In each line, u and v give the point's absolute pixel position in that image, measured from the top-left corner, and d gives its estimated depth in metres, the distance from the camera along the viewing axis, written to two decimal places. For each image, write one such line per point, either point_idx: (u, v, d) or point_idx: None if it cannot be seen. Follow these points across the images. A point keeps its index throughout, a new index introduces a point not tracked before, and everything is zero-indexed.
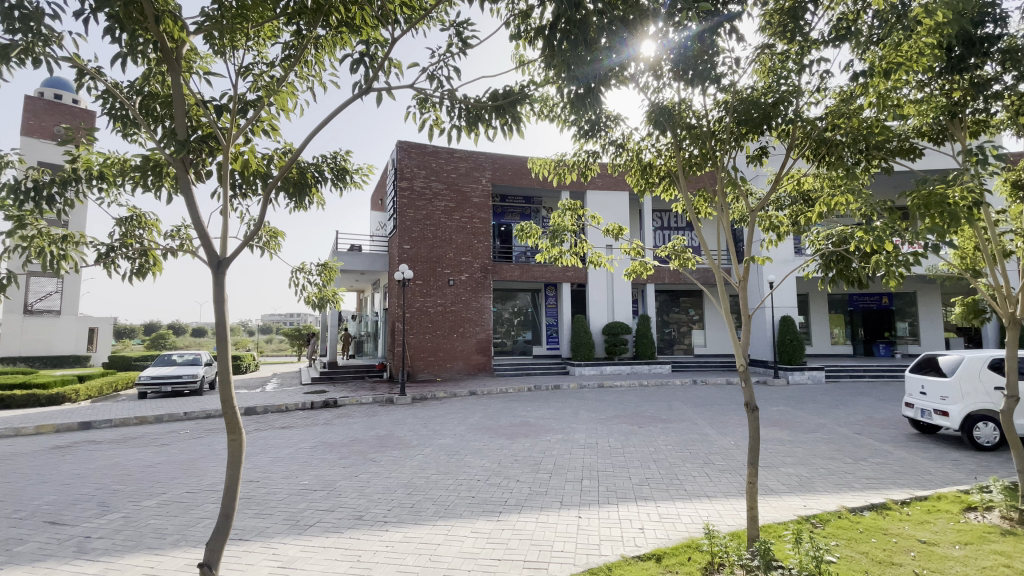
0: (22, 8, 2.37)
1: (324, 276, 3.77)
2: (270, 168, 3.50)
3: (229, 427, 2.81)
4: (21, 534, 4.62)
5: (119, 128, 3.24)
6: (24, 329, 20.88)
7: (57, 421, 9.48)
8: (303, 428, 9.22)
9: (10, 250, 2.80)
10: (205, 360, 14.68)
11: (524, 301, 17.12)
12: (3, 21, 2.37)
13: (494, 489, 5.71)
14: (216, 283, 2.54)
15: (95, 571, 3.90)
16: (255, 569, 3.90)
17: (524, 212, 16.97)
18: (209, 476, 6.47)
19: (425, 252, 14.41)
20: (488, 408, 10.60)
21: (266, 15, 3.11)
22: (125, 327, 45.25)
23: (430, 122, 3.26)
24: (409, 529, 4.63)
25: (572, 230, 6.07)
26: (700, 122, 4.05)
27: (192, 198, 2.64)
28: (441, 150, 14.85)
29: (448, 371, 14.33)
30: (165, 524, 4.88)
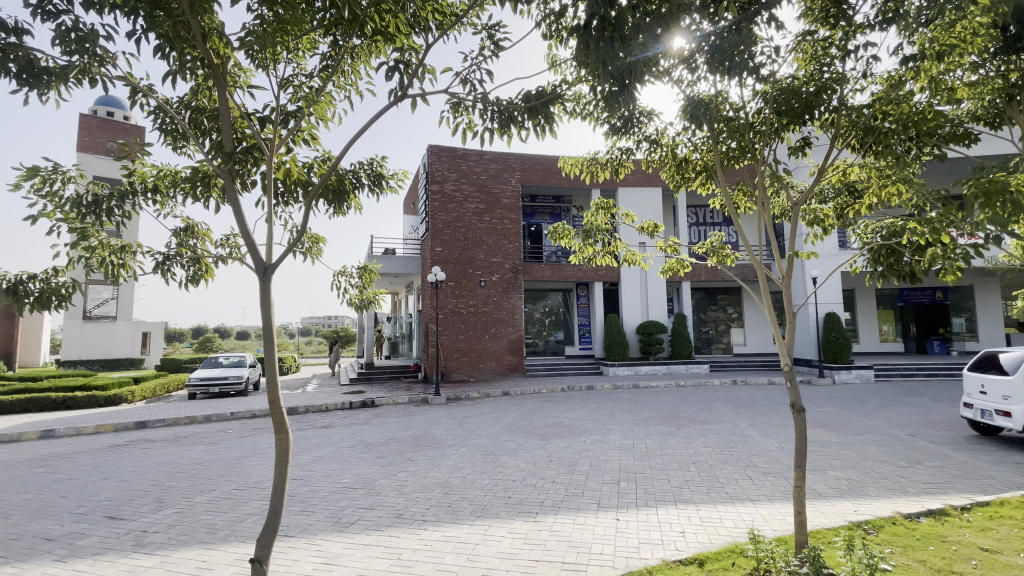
0: (78, 31, 2.52)
1: (364, 279, 3.85)
2: (309, 175, 3.60)
3: (276, 427, 2.89)
4: (85, 528, 4.91)
5: (170, 142, 3.38)
6: (85, 334, 22.24)
7: (116, 421, 10.04)
8: (343, 428, 9.45)
9: (75, 261, 2.98)
10: (249, 361, 15.26)
11: (556, 301, 17.05)
12: (61, 44, 2.51)
13: (529, 490, 5.71)
14: (263, 289, 2.62)
15: (152, 563, 4.11)
16: (301, 565, 4.02)
17: (554, 212, 16.91)
18: (255, 474, 6.71)
19: (457, 252, 14.55)
20: (522, 408, 10.60)
21: (304, 27, 3.19)
22: (176, 331, 47.60)
23: (463, 125, 3.26)
24: (447, 529, 4.68)
25: (606, 229, 6.04)
26: (738, 114, 3.93)
27: (239, 207, 2.74)
28: (471, 152, 14.96)
29: (481, 371, 14.43)
30: (215, 520, 5.09)
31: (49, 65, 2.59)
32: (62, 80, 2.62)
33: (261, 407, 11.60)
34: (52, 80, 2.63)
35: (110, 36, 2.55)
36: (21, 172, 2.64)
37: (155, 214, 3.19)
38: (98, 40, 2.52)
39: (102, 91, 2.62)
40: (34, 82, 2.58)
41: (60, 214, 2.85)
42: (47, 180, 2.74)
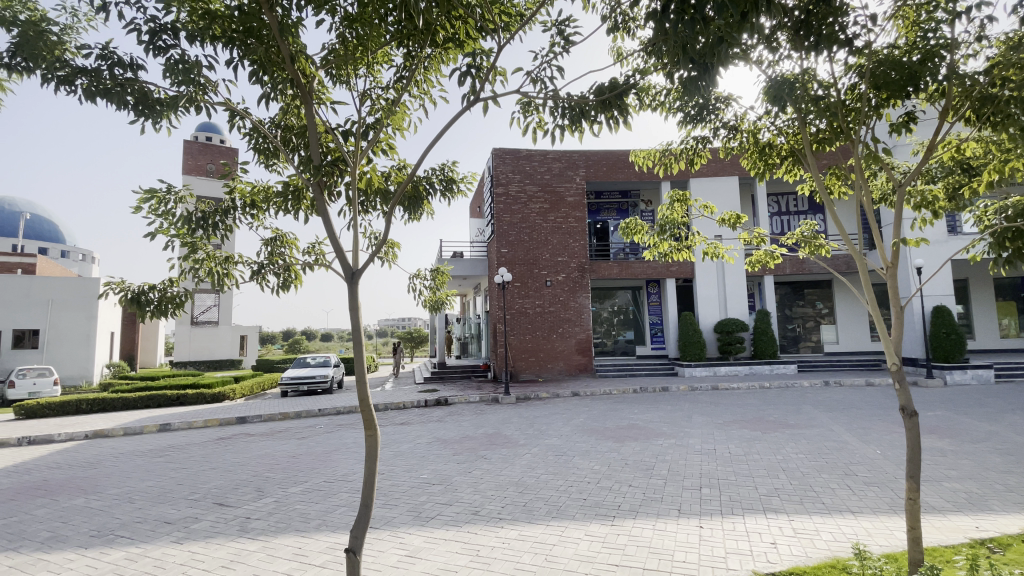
0: (184, 63, 2.77)
1: (437, 280, 3.94)
2: (387, 183, 3.72)
3: (366, 424, 3.00)
4: (198, 513, 5.43)
5: (263, 160, 3.64)
6: (193, 337, 24.73)
7: (220, 416, 11.06)
8: (420, 426, 9.77)
9: (187, 272, 3.32)
10: (333, 361, 16.26)
11: (625, 299, 16.65)
12: (171, 76, 2.77)
13: (605, 493, 5.59)
14: (351, 292, 2.76)
15: (255, 548, 4.47)
16: (386, 556, 4.19)
17: (621, 208, 16.56)
18: (340, 467, 7.11)
19: (523, 253, 14.61)
20: (594, 409, 10.43)
21: (379, 42, 3.32)
22: (268, 335, 51.72)
23: (533, 124, 3.22)
24: (524, 528, 4.69)
25: (684, 221, 5.83)
26: (828, 92, 3.61)
27: (327, 216, 2.89)
28: (534, 152, 14.96)
29: (550, 371, 14.39)
30: (308, 509, 5.45)
31: (160, 95, 2.87)
32: (171, 109, 2.90)
33: (345, 404, 12.30)
34: (163, 109, 2.91)
35: (211, 65, 2.79)
36: (142, 195, 2.96)
37: (251, 227, 3.41)
38: (201, 70, 2.76)
39: (204, 116, 2.87)
40: (150, 112, 2.87)
41: (173, 231, 3.15)
42: (163, 201, 3.04)
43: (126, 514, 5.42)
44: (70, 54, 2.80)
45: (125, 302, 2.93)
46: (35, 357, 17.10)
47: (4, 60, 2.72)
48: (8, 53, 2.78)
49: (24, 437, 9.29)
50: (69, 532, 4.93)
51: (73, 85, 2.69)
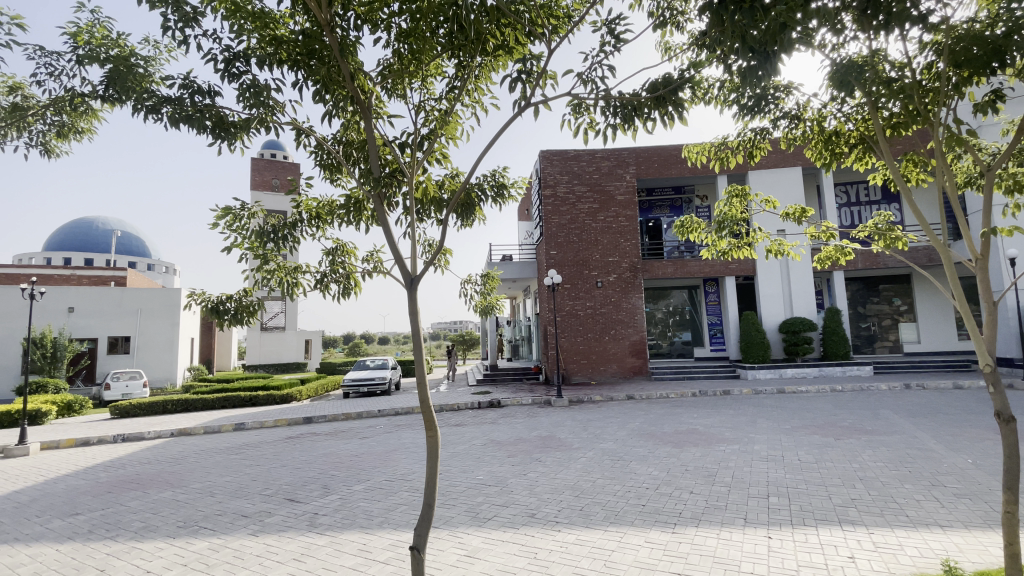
0: (255, 88, 2.96)
1: (487, 285, 3.98)
2: (441, 191, 3.79)
3: (427, 424, 3.06)
4: (270, 507, 5.78)
5: (328, 175, 3.82)
6: (263, 342, 26.32)
7: (288, 416, 11.71)
8: (475, 427, 9.92)
9: (261, 282, 3.55)
10: (390, 364, 16.85)
11: (681, 299, 16.18)
12: (244, 100, 2.97)
13: (665, 499, 5.44)
14: (410, 298, 2.83)
15: (323, 542, 4.70)
16: (445, 555, 4.29)
17: (674, 204, 16.11)
18: (400, 467, 7.33)
19: (572, 255, 14.52)
20: (650, 413, 10.19)
21: (432, 54, 3.41)
22: (330, 338, 54.16)
23: (584, 125, 3.16)
24: (581, 533, 4.65)
25: (744, 217, 5.63)
26: (901, 74, 3.37)
27: (386, 225, 2.98)
28: (582, 152, 14.82)
29: (603, 374, 14.19)
30: (371, 507, 5.66)
31: (235, 118, 3.10)
32: (245, 129, 3.13)
33: (403, 405, 12.69)
34: (237, 130, 3.15)
35: (277, 89, 2.97)
36: (217, 212, 3.17)
37: (314, 238, 3.55)
38: (269, 94, 2.94)
39: (273, 137, 3.08)
40: (226, 135, 3.10)
41: (246, 244, 3.37)
42: (237, 217, 3.25)
43: (208, 508, 5.85)
44: (154, 86, 3.05)
45: (206, 310, 3.17)
46: (126, 362, 18.84)
47: (101, 93, 3.03)
48: (105, 87, 3.09)
49: (119, 435, 10.23)
50: (158, 523, 5.38)
51: (158, 112, 2.94)
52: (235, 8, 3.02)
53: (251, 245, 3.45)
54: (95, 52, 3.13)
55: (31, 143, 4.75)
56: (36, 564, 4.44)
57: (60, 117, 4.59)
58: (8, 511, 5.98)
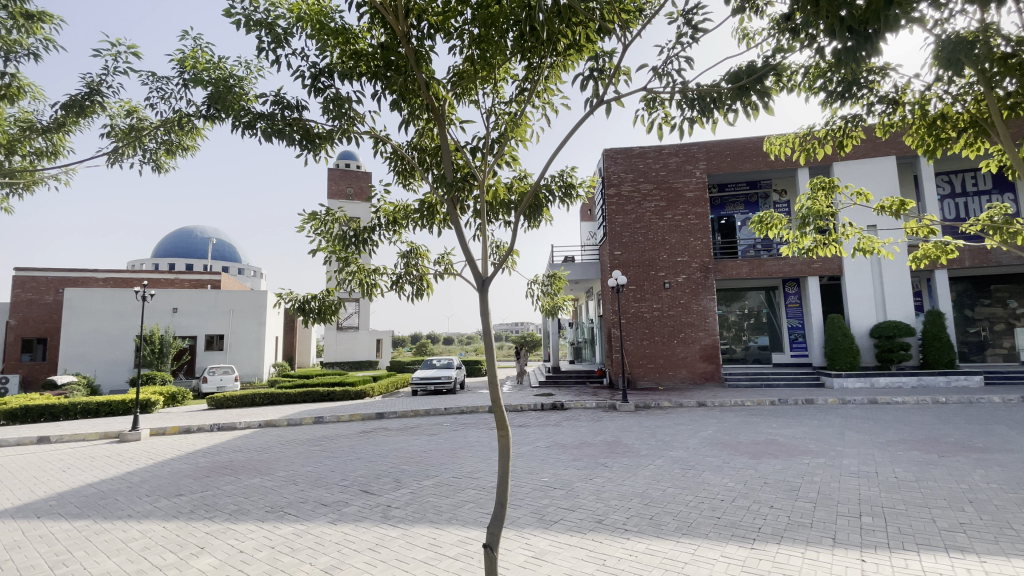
0: (337, 101, 3.12)
1: (554, 285, 3.94)
2: (510, 193, 3.77)
3: (498, 424, 3.03)
4: (347, 498, 6.08)
5: (402, 180, 3.92)
6: (339, 341, 27.89)
7: (361, 411, 12.32)
8: (539, 428, 9.95)
9: (342, 283, 3.72)
10: (455, 363, 17.29)
11: (757, 301, 15.31)
12: (328, 113, 3.13)
13: (743, 512, 5.15)
14: (482, 299, 2.81)
15: (396, 534, 4.88)
16: (513, 555, 4.31)
17: (749, 200, 15.31)
18: (466, 465, 7.47)
19: (638, 255, 14.16)
20: (723, 421, 9.71)
21: (502, 57, 3.41)
22: (398, 338, 56.35)
23: (659, 120, 3.02)
24: (652, 542, 4.51)
25: (830, 212, 5.22)
26: (1022, 48, 3.00)
27: (458, 227, 3.00)
28: (648, 149, 14.41)
29: (672, 379, 13.70)
30: (440, 502, 5.81)
31: (319, 130, 3.30)
32: (328, 140, 3.32)
33: (468, 405, 12.95)
34: (320, 141, 3.34)
35: (357, 100, 3.10)
36: (304, 218, 3.40)
37: (390, 242, 3.64)
38: (350, 106, 3.09)
39: (354, 147, 3.24)
40: (311, 146, 3.30)
41: (329, 247, 3.57)
42: (321, 222, 3.46)
43: (291, 495, 6.26)
44: (249, 103, 3.30)
45: (294, 309, 3.39)
46: (220, 358, 20.63)
47: (205, 112, 3.33)
48: (208, 108, 3.39)
49: (215, 424, 11.23)
50: (248, 507, 5.83)
51: (253, 128, 3.18)
52: (320, 27, 3.22)
53: (334, 249, 3.62)
54: (199, 75, 3.43)
55: (145, 161, 5.31)
56: (146, 538, 4.93)
57: (169, 136, 5.09)
58: (124, 490, 6.70)
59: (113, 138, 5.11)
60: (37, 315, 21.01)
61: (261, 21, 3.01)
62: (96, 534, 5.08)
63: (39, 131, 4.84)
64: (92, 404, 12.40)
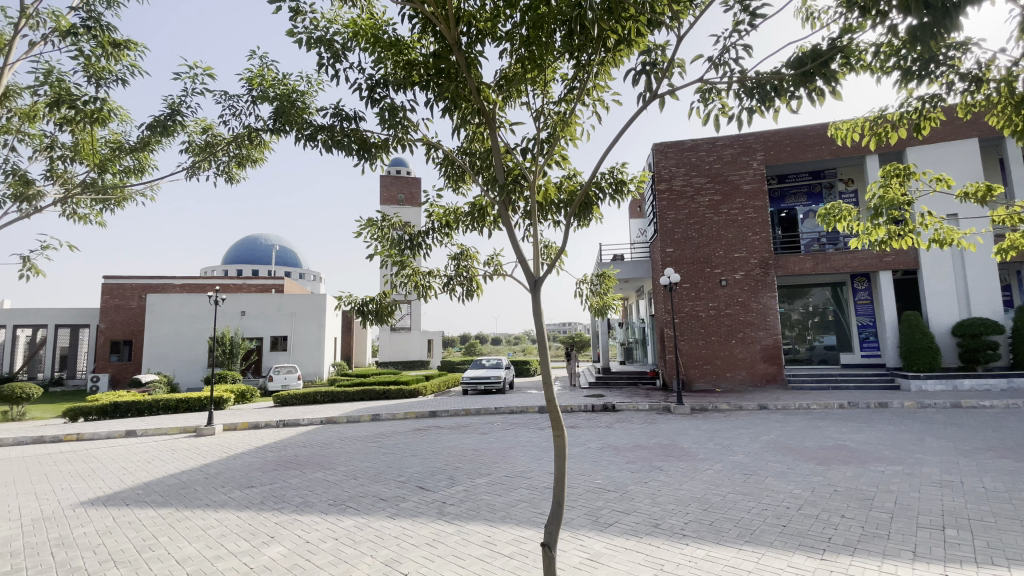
0: (392, 111, 3.22)
1: (604, 284, 3.88)
2: (559, 193, 3.74)
3: (553, 424, 2.99)
4: (404, 493, 6.27)
5: (453, 184, 3.98)
6: (392, 342, 28.79)
7: (414, 410, 12.66)
8: (590, 430, 9.85)
9: (396, 285, 3.81)
10: (504, 363, 17.40)
11: (822, 298, 14.50)
12: (384, 123, 3.25)
13: (810, 521, 4.89)
14: (534, 300, 2.80)
15: (452, 530, 4.99)
16: (568, 556, 4.30)
17: (811, 191, 14.53)
18: (518, 464, 7.51)
19: (691, 252, 13.72)
20: (786, 425, 9.23)
21: (550, 57, 3.39)
22: (448, 339, 57.37)
23: (715, 112, 2.91)
24: (712, 548, 4.37)
25: (906, 200, 4.85)
26: None
27: (509, 228, 2.99)
28: (701, 142, 13.93)
29: (730, 381, 13.19)
30: (493, 501, 5.88)
31: (374, 139, 3.42)
32: (383, 148, 3.44)
33: (518, 404, 13.00)
34: (376, 149, 3.47)
35: (411, 109, 3.19)
36: (361, 223, 3.52)
37: (441, 245, 3.68)
38: (404, 115, 3.18)
39: (407, 154, 3.33)
40: (367, 154, 3.43)
41: (385, 251, 3.70)
42: (377, 227, 3.57)
43: (352, 489, 6.53)
44: (311, 117, 3.46)
45: (353, 311, 3.53)
46: (284, 358, 21.81)
47: (271, 126, 3.53)
48: (273, 122, 3.59)
49: (281, 420, 11.87)
50: (313, 500, 6.12)
51: (315, 139, 3.35)
52: (375, 40, 3.35)
53: (389, 254, 3.72)
54: (266, 92, 3.64)
55: (219, 174, 5.69)
56: (223, 526, 5.29)
57: (240, 150, 5.43)
58: (202, 481, 7.22)
59: (191, 154, 5.52)
60: (124, 319, 23.01)
61: (320, 38, 3.17)
62: (179, 521, 5.51)
63: (128, 150, 5.30)
64: (172, 401, 13.44)
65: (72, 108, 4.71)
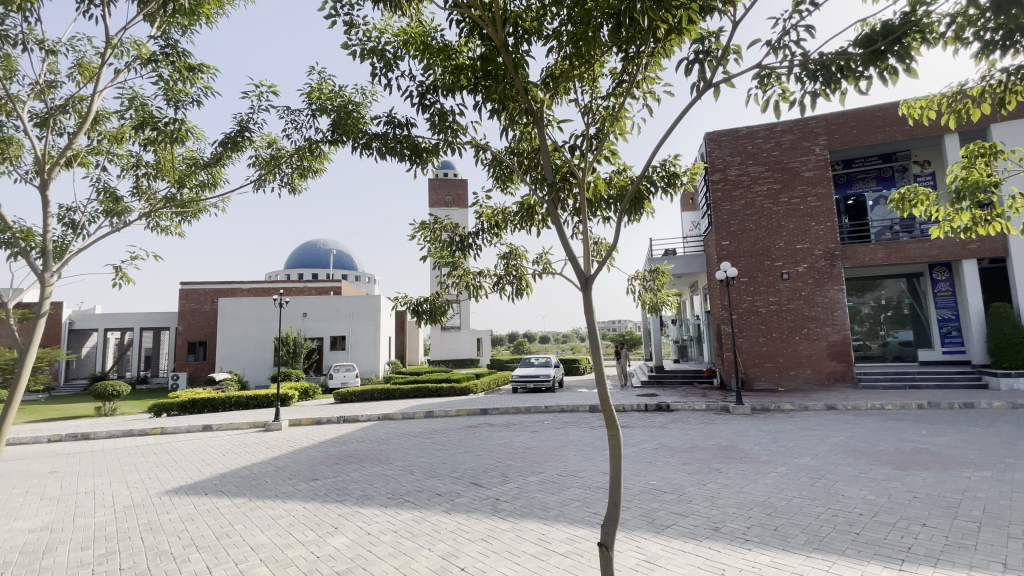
0: (442, 116, 3.29)
1: (657, 280, 3.79)
2: (609, 188, 3.68)
3: (608, 423, 2.95)
4: (459, 489, 6.40)
5: (501, 184, 4.00)
6: (443, 340, 29.41)
7: (466, 407, 12.89)
8: (644, 430, 9.66)
9: (449, 285, 3.87)
10: (554, 361, 17.36)
11: (896, 290, 13.50)
12: (435, 128, 3.32)
13: (886, 529, 4.57)
14: (586, 299, 2.75)
15: (506, 527, 5.05)
16: (624, 557, 4.25)
17: (882, 175, 13.54)
18: (571, 463, 7.48)
19: (749, 245, 13.15)
20: (856, 427, 8.66)
21: (599, 51, 3.34)
22: (497, 337, 57.91)
23: (775, 98, 2.77)
24: (777, 554, 4.18)
25: (993, 181, 4.42)
26: None
27: (559, 226, 2.96)
28: (757, 129, 13.29)
29: (793, 380, 12.54)
30: (546, 499, 5.89)
31: (425, 145, 3.49)
32: (434, 153, 3.50)
33: (569, 403, 12.95)
34: (427, 154, 3.56)
35: (460, 112, 3.23)
36: (414, 226, 3.61)
37: (491, 246, 3.71)
38: (454, 119, 3.23)
39: (458, 157, 3.38)
40: (419, 159, 3.51)
41: (437, 253, 3.79)
42: (429, 229, 3.66)
43: (408, 484, 6.74)
44: (365, 126, 3.58)
45: (409, 311, 3.63)
46: (342, 357, 22.79)
47: (330, 137, 3.69)
48: (331, 133, 3.75)
49: (341, 417, 12.42)
50: (372, 494, 6.37)
51: (370, 147, 3.47)
52: (424, 47, 3.43)
53: (441, 255, 3.79)
54: (324, 105, 3.83)
55: (283, 185, 6.03)
56: (291, 516, 5.61)
57: (301, 161, 5.74)
58: (271, 473, 7.68)
59: (258, 167, 5.89)
60: (200, 322, 24.85)
61: (373, 49, 3.28)
62: (252, 511, 5.89)
63: (203, 166, 5.72)
64: (243, 397, 14.36)
65: (155, 129, 5.15)
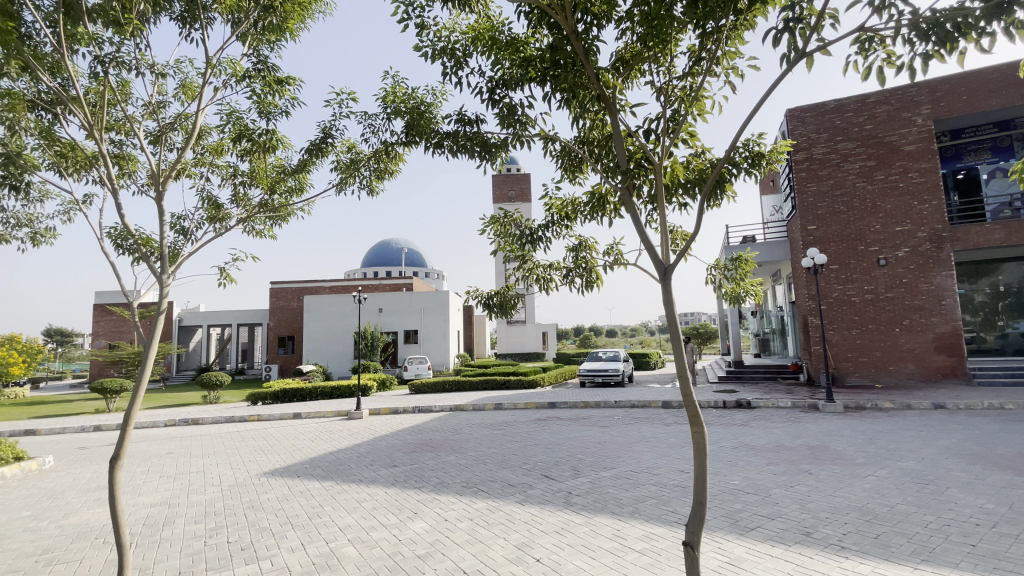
0: (510, 109, 3.28)
1: (739, 269, 3.58)
2: (687, 173, 3.51)
3: (691, 419, 2.82)
4: (530, 481, 6.45)
5: (571, 174, 3.92)
6: (510, 334, 29.74)
7: (535, 400, 12.94)
8: (722, 427, 9.20)
9: (519, 278, 3.87)
10: (623, 355, 17.00)
11: (1017, 274, 12.02)
12: (504, 122, 3.32)
13: (1011, 542, 4.04)
14: (665, 289, 2.63)
15: (579, 521, 5.02)
16: (704, 558, 4.08)
17: (998, 145, 11.95)
18: (644, 459, 7.30)
19: (838, 229, 12.11)
20: (970, 428, 7.74)
21: (674, 29, 3.17)
22: (563, 332, 57.65)
23: (878, 64, 2.50)
24: (879, 564, 3.83)
25: None
26: None
27: (633, 213, 2.85)
28: (847, 102, 12.16)
29: (893, 376, 11.41)
30: (620, 495, 5.79)
31: (494, 140, 3.50)
32: (502, 148, 3.51)
33: (640, 398, 12.63)
34: (496, 149, 3.56)
35: (528, 104, 3.21)
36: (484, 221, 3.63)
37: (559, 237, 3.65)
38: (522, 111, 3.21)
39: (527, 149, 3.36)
40: (488, 154, 3.52)
41: (507, 247, 3.79)
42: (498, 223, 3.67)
43: (481, 474, 6.89)
44: (437, 125, 3.66)
45: (481, 305, 3.68)
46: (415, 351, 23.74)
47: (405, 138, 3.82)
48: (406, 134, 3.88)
49: (416, 407, 12.92)
50: (447, 482, 6.58)
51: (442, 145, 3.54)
52: (493, 41, 3.43)
53: (511, 248, 3.79)
54: (399, 107, 3.96)
55: (362, 187, 6.32)
56: (373, 501, 5.93)
57: (378, 164, 6.02)
58: (354, 459, 8.16)
59: (339, 171, 6.21)
60: (287, 318, 26.85)
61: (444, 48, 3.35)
62: (338, 494, 6.29)
63: (291, 172, 6.13)
64: (327, 388, 15.35)
65: (250, 140, 5.61)
